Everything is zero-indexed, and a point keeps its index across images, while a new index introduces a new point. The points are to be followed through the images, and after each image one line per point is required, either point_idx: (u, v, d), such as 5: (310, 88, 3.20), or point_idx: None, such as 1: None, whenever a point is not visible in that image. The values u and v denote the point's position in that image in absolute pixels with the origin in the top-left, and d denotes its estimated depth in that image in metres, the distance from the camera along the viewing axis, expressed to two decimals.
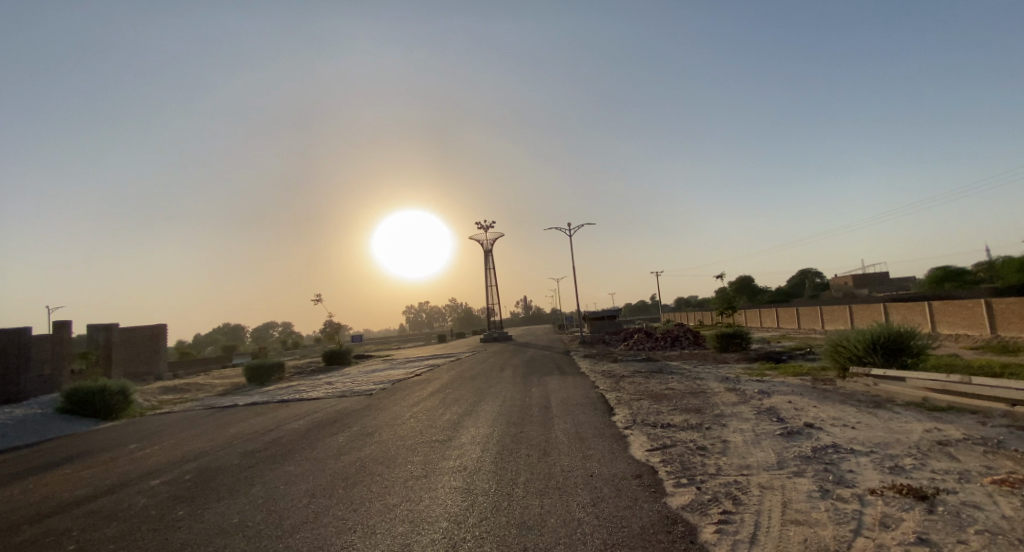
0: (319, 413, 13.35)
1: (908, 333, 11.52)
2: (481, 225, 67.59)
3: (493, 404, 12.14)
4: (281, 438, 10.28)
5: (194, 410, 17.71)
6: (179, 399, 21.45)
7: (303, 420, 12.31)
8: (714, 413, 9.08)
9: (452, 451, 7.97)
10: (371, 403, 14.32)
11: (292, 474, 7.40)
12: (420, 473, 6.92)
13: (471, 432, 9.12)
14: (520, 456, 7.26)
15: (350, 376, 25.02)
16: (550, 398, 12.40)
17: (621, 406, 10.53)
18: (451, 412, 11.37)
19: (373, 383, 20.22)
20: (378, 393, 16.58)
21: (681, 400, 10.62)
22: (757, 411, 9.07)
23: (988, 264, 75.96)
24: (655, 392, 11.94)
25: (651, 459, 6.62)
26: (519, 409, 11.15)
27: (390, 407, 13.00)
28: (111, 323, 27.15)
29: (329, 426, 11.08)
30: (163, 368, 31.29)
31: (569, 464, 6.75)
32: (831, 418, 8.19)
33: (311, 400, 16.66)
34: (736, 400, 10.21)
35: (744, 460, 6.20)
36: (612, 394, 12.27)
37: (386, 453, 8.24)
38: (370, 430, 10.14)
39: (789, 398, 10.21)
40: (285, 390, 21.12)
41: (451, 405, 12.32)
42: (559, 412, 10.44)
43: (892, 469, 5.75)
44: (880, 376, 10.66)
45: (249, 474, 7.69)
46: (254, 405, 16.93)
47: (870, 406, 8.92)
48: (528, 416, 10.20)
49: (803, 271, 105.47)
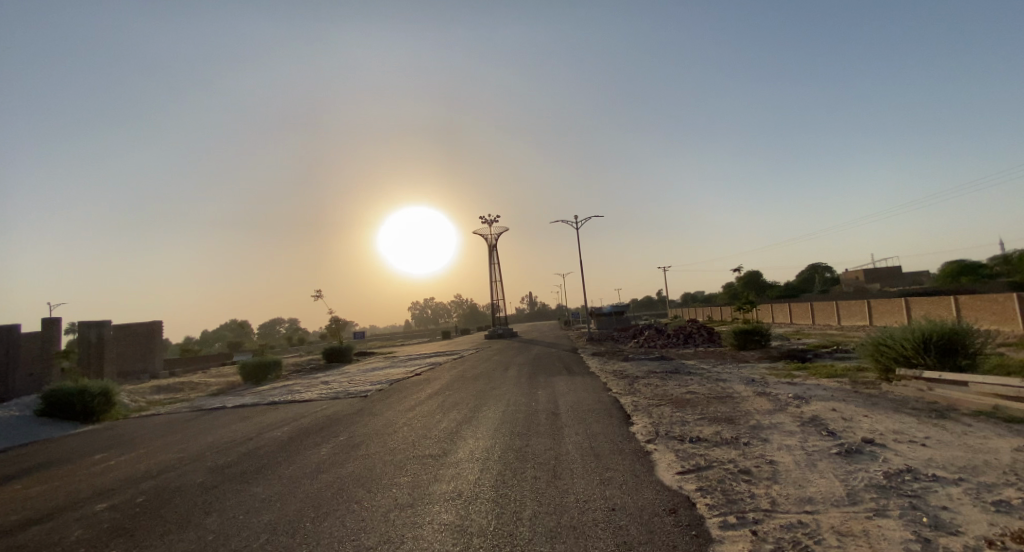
0: (306, 418, 12.24)
1: (964, 331, 10.26)
2: (485, 219, 66.27)
3: (495, 409, 10.94)
4: (258, 449, 9.17)
5: (180, 412, 16.71)
6: (170, 399, 20.48)
7: (288, 427, 11.20)
8: (749, 423, 7.87)
9: (446, 470, 6.80)
10: (365, 407, 13.21)
11: (257, 500, 6.26)
12: (406, 501, 5.75)
13: (470, 446, 7.94)
14: (527, 480, 6.09)
15: (349, 375, 23.92)
16: (558, 402, 11.25)
17: (639, 413, 9.34)
18: (449, 419, 10.21)
19: (372, 383, 19.11)
20: (373, 395, 15.42)
21: (707, 407, 9.40)
22: (800, 421, 7.86)
23: (1005, 257, 73.89)
24: (676, 397, 10.73)
25: (685, 487, 5.44)
26: (525, 416, 9.98)
27: (384, 413, 11.87)
28: (104, 320, 26.30)
29: (313, 435, 9.96)
30: (159, 366, 30.43)
31: (585, 491, 5.59)
32: (893, 434, 6.94)
33: (302, 402, 15.55)
34: (771, 407, 8.97)
35: (804, 493, 4.99)
36: (628, 399, 11.05)
37: (370, 472, 7.09)
38: (358, 441, 9.03)
39: (832, 405, 8.98)
40: (280, 390, 20.15)
41: (450, 411, 11.16)
42: (569, 420, 9.26)
43: (998, 506, 4.53)
44: (936, 380, 9.40)
45: (208, 498, 6.56)
46: (243, 408, 15.88)
47: (933, 418, 7.69)
48: (534, 425, 9.04)
49: (813, 266, 103.58)
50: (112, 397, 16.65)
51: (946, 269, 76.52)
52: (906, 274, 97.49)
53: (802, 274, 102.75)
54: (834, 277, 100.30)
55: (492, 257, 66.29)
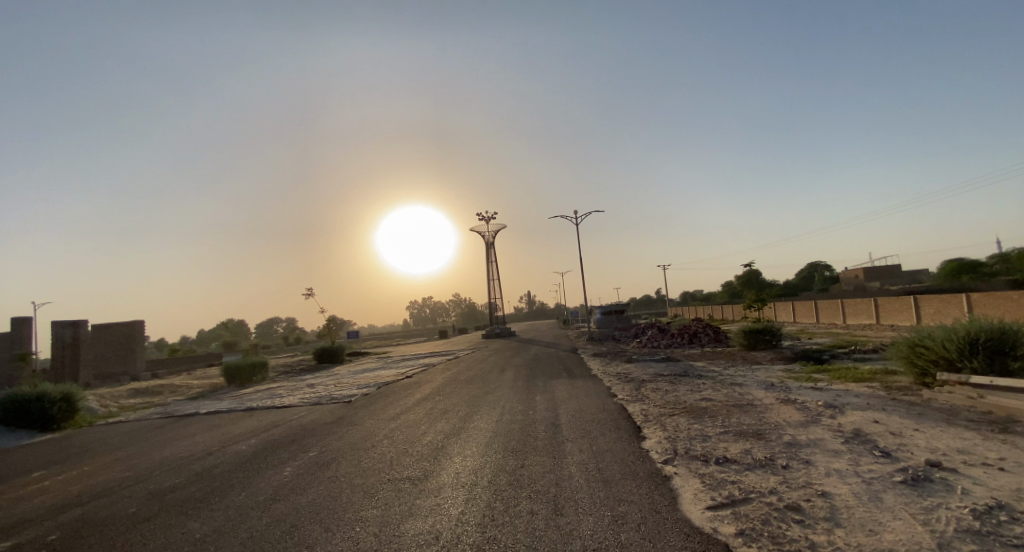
0: (279, 428, 11.07)
1: (1015, 330, 9.07)
2: (483, 216, 64.91)
3: (488, 419, 9.76)
4: (214, 468, 7.98)
5: (150, 418, 15.49)
6: (144, 404, 19.21)
7: (257, 439, 10.01)
8: (782, 439, 6.72)
9: (424, 502, 5.62)
10: (344, 415, 12.03)
11: (188, 542, 5.08)
12: (369, 546, 4.59)
13: (456, 467, 6.76)
14: (520, 517, 4.94)
15: (338, 376, 22.79)
16: (558, 410, 10.09)
17: (652, 425, 8.17)
18: (435, 432, 9.03)
19: (359, 387, 17.88)
20: (358, 401, 14.18)
21: (728, 417, 8.24)
22: (842, 437, 6.72)
23: (1005, 255, 73.08)
24: (691, 405, 9.57)
25: (722, 530, 4.29)
26: (520, 427, 8.82)
27: (365, 422, 10.69)
28: (80, 320, 24.99)
29: (281, 450, 8.78)
30: (141, 368, 29.13)
31: (595, 535, 4.42)
32: (959, 454, 5.77)
33: (280, 409, 14.28)
34: (803, 419, 7.80)
35: (881, 544, 3.82)
36: (636, 407, 9.88)
37: (333, 501, 5.90)
38: (330, 458, 7.86)
39: (873, 416, 7.81)
40: (261, 393, 18.92)
41: (437, 421, 9.99)
42: (572, 433, 8.09)
43: None
44: (986, 387, 8.24)
45: (131, 538, 5.36)
46: (217, 414, 14.69)
47: (998, 433, 6.53)
48: (531, 439, 7.87)
49: (813, 264, 102.63)
50: (74, 403, 15.35)
51: (947, 267, 75.72)
52: (906, 273, 96.79)
53: (801, 272, 101.64)
54: (834, 276, 99.18)
55: (491, 254, 65.08)
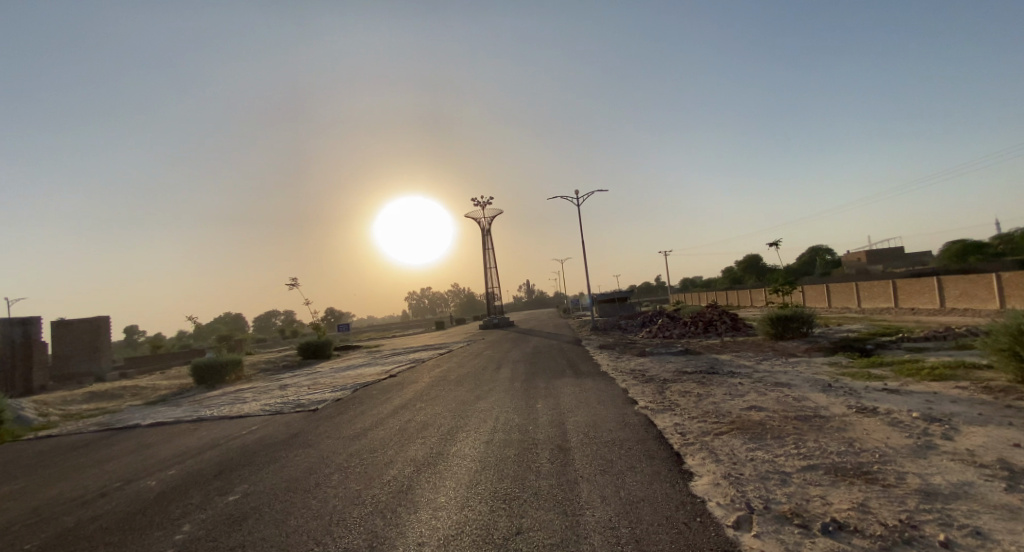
0: (213, 450, 8.77)
1: None
2: (478, 202, 62.52)
3: (474, 441, 7.51)
4: (91, 522, 5.70)
5: (84, 431, 13.21)
6: (93, 410, 16.94)
7: (178, 469, 7.74)
8: (907, 484, 4.46)
9: None
10: (301, 430, 9.75)
11: None
12: None
13: (419, 534, 4.50)
14: None
15: (317, 376, 20.57)
16: (567, 426, 7.82)
17: (699, 453, 5.92)
18: (405, 462, 6.79)
19: (335, 389, 15.60)
20: (325, 411, 11.86)
21: (802, 438, 6.01)
22: (1001, 480, 4.46)
23: (1010, 236, 71.04)
24: (741, 417, 7.32)
25: None
26: (515, 456, 6.52)
27: (321, 445, 8.39)
28: (32, 316, 22.65)
29: (194, 490, 6.50)
30: (108, 367, 26.77)
31: None
32: None
33: (233, 420, 12.01)
34: (912, 444, 5.58)
35: None
36: (667, 419, 7.67)
37: None
38: (249, 509, 5.58)
39: (1012, 439, 5.59)
40: (225, 397, 16.69)
41: (410, 445, 7.69)
42: (586, 466, 5.84)
43: None
44: None
45: None
46: (160, 426, 12.46)
47: None
48: (531, 477, 5.62)
49: (816, 249, 100.08)
50: None
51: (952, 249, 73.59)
52: (909, 257, 94.62)
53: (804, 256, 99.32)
54: (839, 259, 96.75)
55: (486, 242, 62.86)
